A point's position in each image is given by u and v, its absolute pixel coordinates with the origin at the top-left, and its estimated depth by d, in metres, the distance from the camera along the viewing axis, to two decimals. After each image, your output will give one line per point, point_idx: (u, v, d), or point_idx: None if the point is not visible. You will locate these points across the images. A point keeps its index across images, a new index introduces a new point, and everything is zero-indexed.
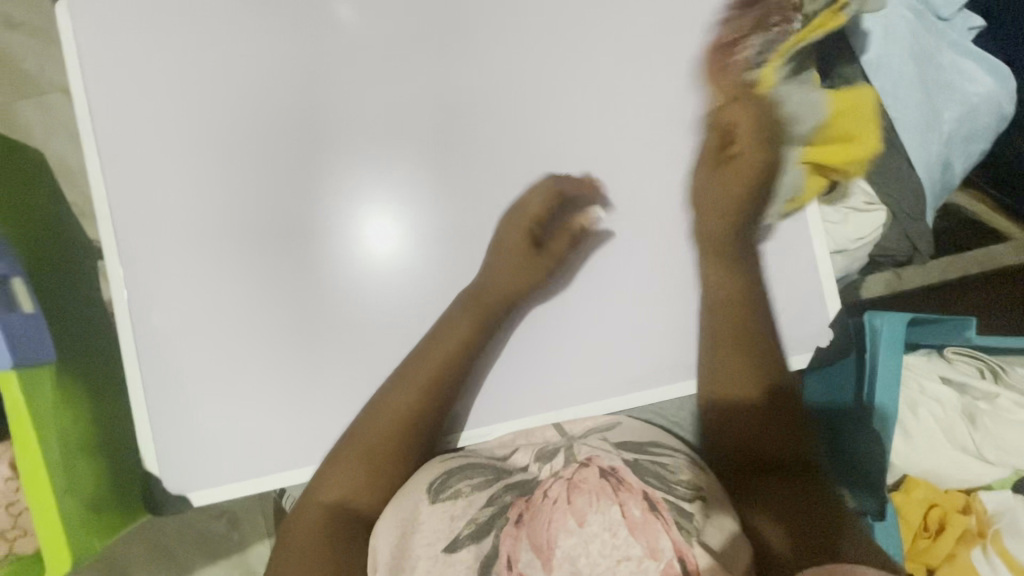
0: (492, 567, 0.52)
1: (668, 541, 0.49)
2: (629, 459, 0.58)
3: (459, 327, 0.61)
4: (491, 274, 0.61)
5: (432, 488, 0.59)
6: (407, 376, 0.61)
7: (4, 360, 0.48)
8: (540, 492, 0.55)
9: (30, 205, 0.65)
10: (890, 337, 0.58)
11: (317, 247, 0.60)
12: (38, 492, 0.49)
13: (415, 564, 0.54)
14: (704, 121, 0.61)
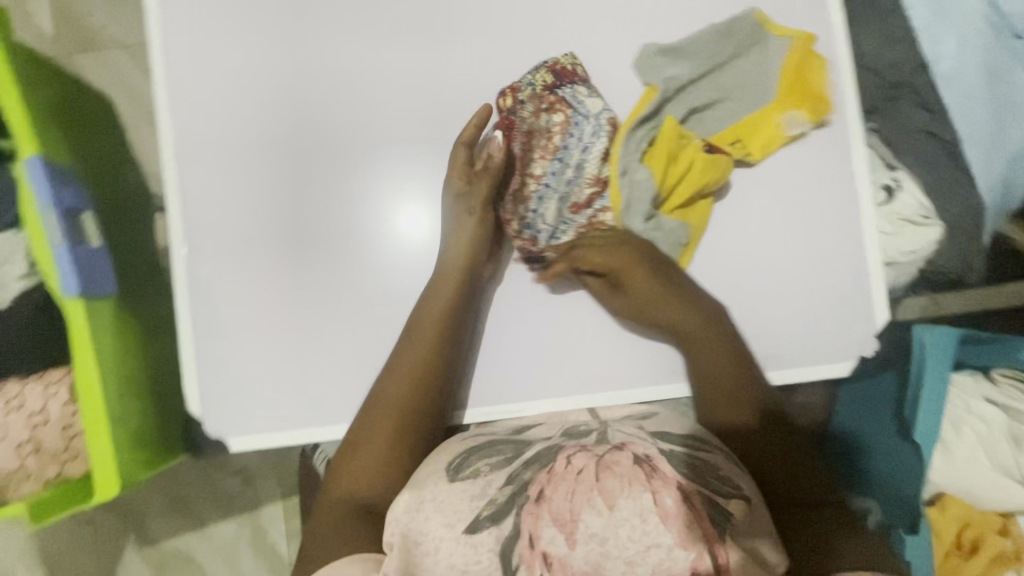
0: (513, 550, 0.45)
1: (700, 533, 0.43)
2: (666, 450, 0.50)
3: (438, 301, 0.61)
4: (458, 251, 0.61)
5: (451, 467, 0.54)
6: (399, 357, 0.61)
7: (73, 286, 0.51)
8: (563, 462, 0.49)
9: (115, 149, 0.70)
10: (937, 351, 0.58)
11: (346, 222, 0.63)
12: (92, 415, 0.51)
13: (436, 544, 0.48)
14: (759, 119, 0.62)
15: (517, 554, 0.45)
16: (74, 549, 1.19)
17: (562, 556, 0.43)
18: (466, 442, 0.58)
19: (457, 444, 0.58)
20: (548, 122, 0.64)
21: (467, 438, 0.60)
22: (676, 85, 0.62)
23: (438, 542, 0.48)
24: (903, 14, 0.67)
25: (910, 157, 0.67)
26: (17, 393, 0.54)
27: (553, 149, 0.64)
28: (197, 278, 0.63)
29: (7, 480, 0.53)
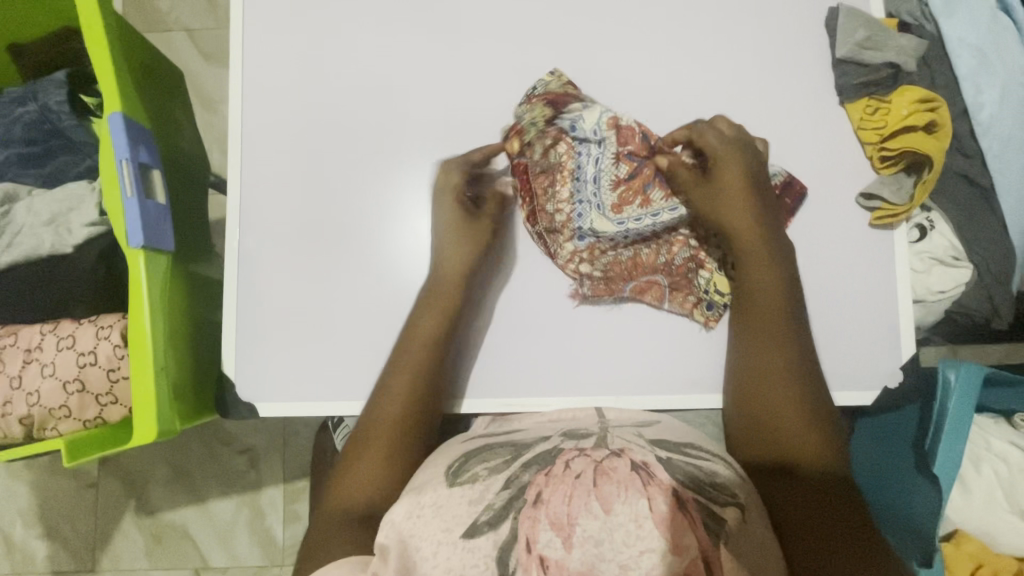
0: (509, 553, 0.44)
1: (694, 541, 0.42)
2: (663, 457, 0.49)
3: (436, 301, 0.62)
4: (452, 257, 0.63)
5: (450, 472, 0.53)
6: (399, 362, 0.61)
7: (137, 238, 0.53)
8: (561, 463, 0.47)
9: (180, 116, 0.73)
10: (963, 390, 0.58)
11: (376, 227, 0.66)
12: (140, 357, 0.53)
13: (434, 548, 0.46)
14: (802, 146, 0.64)
15: (513, 559, 0.43)
16: (74, 511, 1.19)
17: (559, 559, 0.41)
18: (463, 447, 0.57)
19: (459, 447, 0.57)
20: (556, 156, 0.64)
21: (467, 438, 0.59)
22: (843, 61, 0.64)
23: (435, 546, 0.46)
24: (949, 60, 0.69)
25: (946, 198, 0.68)
26: (71, 332, 0.56)
27: (568, 178, 0.64)
28: (248, 244, 0.65)
29: (50, 415, 0.55)
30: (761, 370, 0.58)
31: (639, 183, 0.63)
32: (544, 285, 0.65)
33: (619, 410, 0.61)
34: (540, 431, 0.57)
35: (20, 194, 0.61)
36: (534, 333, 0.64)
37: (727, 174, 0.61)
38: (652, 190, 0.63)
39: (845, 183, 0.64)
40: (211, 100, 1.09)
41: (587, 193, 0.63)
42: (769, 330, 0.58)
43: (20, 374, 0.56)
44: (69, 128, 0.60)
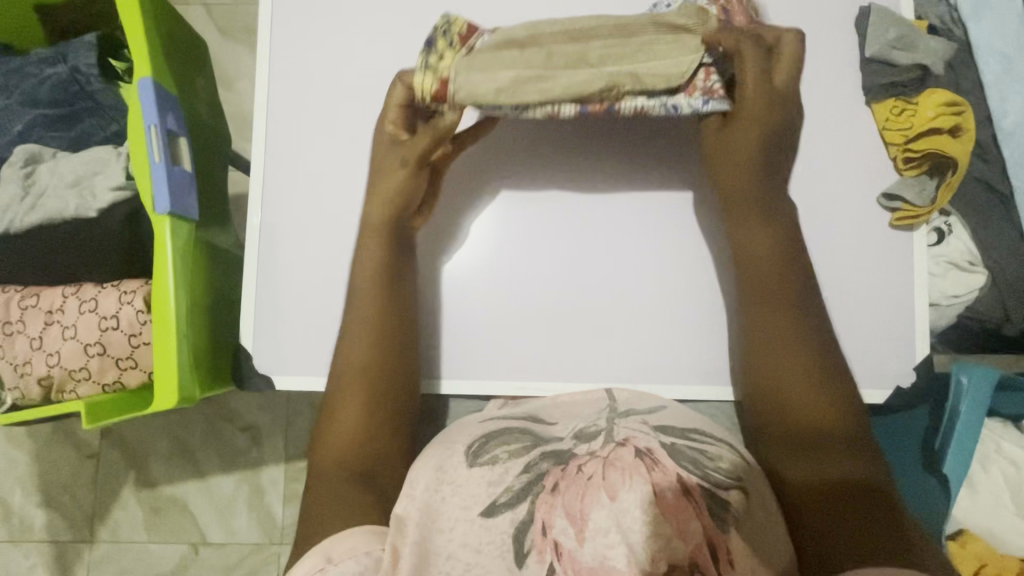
0: (526, 533, 0.45)
1: (699, 526, 0.42)
2: (668, 444, 0.50)
3: (370, 244, 0.61)
4: (376, 197, 0.61)
5: (470, 452, 0.52)
6: (346, 327, 0.60)
7: (164, 203, 0.53)
8: (575, 466, 0.47)
9: (203, 87, 0.73)
10: (975, 393, 0.58)
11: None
12: (161, 322, 0.53)
13: (451, 524, 0.48)
14: (826, 143, 0.65)
15: (529, 539, 0.44)
16: (73, 481, 1.19)
17: (572, 550, 0.42)
18: (485, 426, 0.57)
19: (476, 427, 0.57)
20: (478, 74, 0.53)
21: (486, 420, 0.59)
22: (871, 59, 0.64)
23: (453, 521, 0.48)
24: (975, 65, 0.69)
25: (965, 203, 0.69)
26: (93, 296, 0.55)
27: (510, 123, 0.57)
28: (270, 218, 0.65)
29: (70, 377, 0.55)
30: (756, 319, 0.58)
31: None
32: (573, 201, 0.64)
33: (636, 394, 0.61)
34: (565, 426, 0.56)
35: (43, 155, 0.60)
36: (503, 296, 0.64)
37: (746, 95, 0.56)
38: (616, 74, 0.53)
39: (869, 182, 0.64)
40: (228, 77, 1.09)
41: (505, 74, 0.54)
42: (758, 254, 0.58)
43: (41, 335, 0.56)
44: (96, 91, 0.60)
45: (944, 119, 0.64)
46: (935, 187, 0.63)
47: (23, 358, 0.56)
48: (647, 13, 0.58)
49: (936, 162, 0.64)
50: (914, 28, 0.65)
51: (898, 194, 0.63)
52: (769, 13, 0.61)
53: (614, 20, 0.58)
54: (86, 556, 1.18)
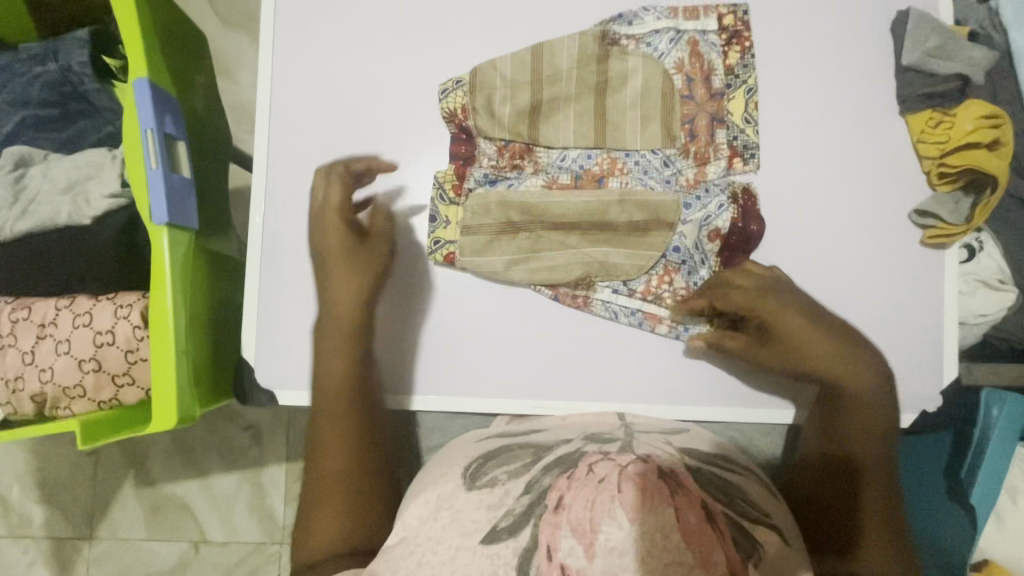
0: (530, 562, 0.42)
1: (723, 557, 0.40)
2: (692, 466, 0.48)
3: (332, 333, 0.59)
4: (346, 289, 0.59)
5: (467, 475, 0.51)
6: (315, 422, 0.57)
7: (161, 214, 0.51)
8: (585, 467, 0.46)
9: (204, 86, 0.69)
10: (1006, 428, 0.58)
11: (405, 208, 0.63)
12: (158, 337, 0.50)
13: (453, 553, 0.44)
14: (856, 155, 0.62)
15: (534, 568, 0.41)
16: (72, 478, 1.18)
17: (581, 568, 0.40)
18: (481, 447, 0.55)
19: (474, 448, 0.55)
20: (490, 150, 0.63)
21: (484, 437, 0.57)
22: (907, 66, 0.61)
23: (453, 550, 0.44)
24: (1015, 74, 0.66)
25: (998, 219, 0.66)
26: (87, 309, 0.53)
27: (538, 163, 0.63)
28: (272, 226, 0.62)
29: (64, 394, 0.53)
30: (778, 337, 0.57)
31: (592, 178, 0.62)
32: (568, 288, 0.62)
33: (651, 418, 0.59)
34: (561, 432, 0.55)
35: (34, 158, 0.58)
36: (505, 320, 0.61)
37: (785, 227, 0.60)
38: (609, 175, 0.62)
39: (899, 198, 0.61)
40: (229, 68, 1.05)
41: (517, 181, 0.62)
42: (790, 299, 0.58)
43: (33, 349, 0.53)
44: (90, 91, 0.57)
45: (989, 126, 0.59)
46: (971, 205, 0.60)
47: (14, 373, 0.53)
48: (630, 43, 0.62)
49: (976, 174, 0.60)
50: (954, 35, 0.62)
51: (933, 213, 0.60)
52: (747, 39, 0.62)
53: (596, 57, 0.62)
54: (86, 553, 1.17)
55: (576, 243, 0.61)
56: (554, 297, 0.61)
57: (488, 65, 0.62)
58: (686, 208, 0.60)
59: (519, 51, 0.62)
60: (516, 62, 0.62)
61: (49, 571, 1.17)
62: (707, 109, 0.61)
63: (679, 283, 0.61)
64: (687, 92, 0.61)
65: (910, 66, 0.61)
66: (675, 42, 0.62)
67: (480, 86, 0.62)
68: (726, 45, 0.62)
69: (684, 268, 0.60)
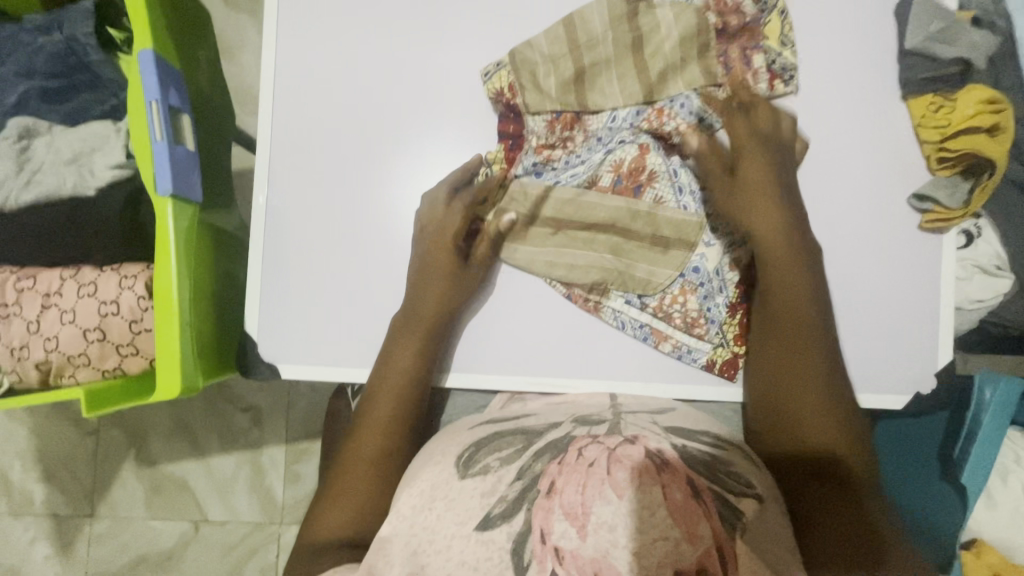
0: (524, 545, 0.43)
1: (709, 530, 0.42)
2: (678, 445, 0.48)
3: (412, 334, 0.59)
4: (432, 289, 0.59)
5: (461, 463, 0.50)
6: (359, 413, 0.60)
7: (166, 185, 0.51)
8: (574, 452, 0.46)
9: (208, 61, 0.69)
10: (999, 408, 0.56)
11: (403, 184, 0.63)
12: (163, 309, 0.51)
13: (450, 541, 0.45)
14: (857, 138, 0.62)
15: (529, 550, 0.43)
16: (74, 456, 1.19)
17: (574, 549, 0.42)
18: (473, 433, 0.55)
19: (466, 435, 0.55)
20: (540, 125, 0.63)
21: (475, 425, 0.57)
22: (913, 47, 0.61)
23: (449, 539, 0.45)
24: (1018, 61, 0.66)
25: (996, 206, 0.66)
26: (93, 280, 0.53)
27: (590, 134, 0.64)
28: (276, 200, 0.63)
29: (68, 361, 0.53)
30: (788, 316, 0.56)
31: (630, 183, 0.61)
32: (568, 265, 0.61)
33: (642, 399, 0.59)
34: (551, 416, 0.56)
35: (40, 129, 0.58)
36: (529, 319, 0.62)
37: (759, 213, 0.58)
38: (647, 185, 0.61)
39: (898, 182, 0.62)
40: (230, 49, 1.05)
41: (563, 171, 0.63)
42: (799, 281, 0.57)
43: (38, 318, 0.54)
44: (95, 63, 0.57)
45: (981, 112, 0.60)
46: (970, 189, 0.60)
47: (19, 341, 0.54)
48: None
49: (971, 159, 0.61)
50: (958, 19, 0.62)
51: (933, 198, 0.60)
52: None
53: (625, 15, 0.61)
54: (86, 530, 1.19)
55: (601, 247, 0.61)
56: (567, 296, 0.62)
57: (524, 44, 0.62)
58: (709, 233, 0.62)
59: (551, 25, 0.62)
60: (551, 38, 0.62)
61: (50, 548, 1.19)
62: (738, 41, 0.62)
63: (692, 305, 0.61)
64: (721, 25, 0.61)
65: (915, 47, 0.61)
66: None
67: (522, 65, 0.62)
68: None
69: (702, 290, 0.61)
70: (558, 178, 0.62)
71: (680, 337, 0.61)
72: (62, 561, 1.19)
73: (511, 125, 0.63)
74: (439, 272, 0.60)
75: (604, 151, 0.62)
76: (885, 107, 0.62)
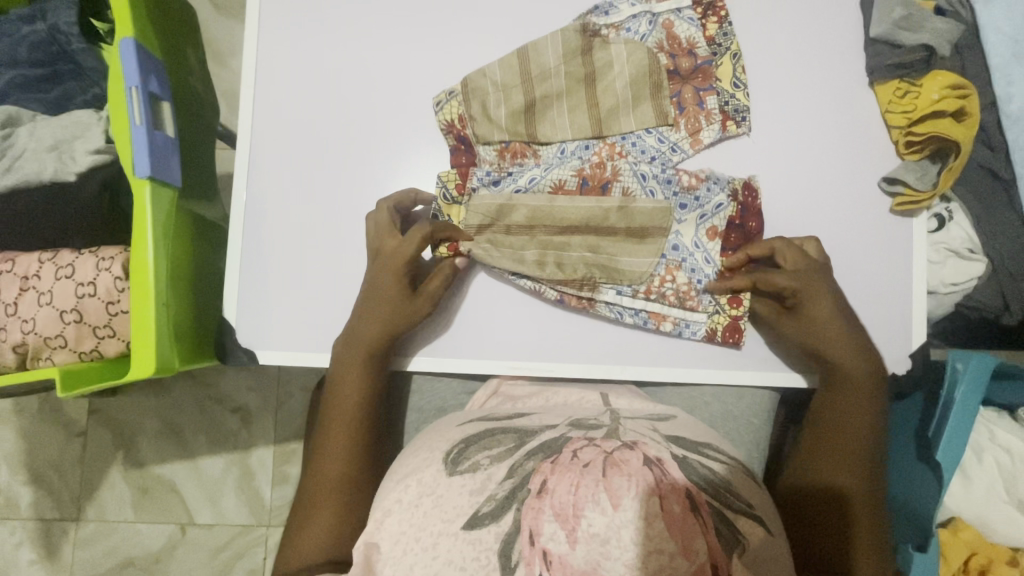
0: (512, 546, 0.43)
1: (705, 545, 0.43)
2: (678, 456, 0.48)
3: (352, 354, 0.60)
4: (375, 305, 0.60)
5: (450, 460, 0.50)
6: (323, 427, 0.61)
7: (144, 168, 0.52)
8: (568, 453, 0.47)
9: (194, 57, 0.71)
10: (971, 379, 0.56)
11: (382, 170, 0.64)
12: (139, 294, 0.51)
13: (434, 540, 0.45)
14: (826, 123, 0.63)
15: (517, 552, 0.43)
16: (61, 461, 1.18)
17: (563, 555, 0.42)
18: (463, 431, 0.55)
19: (455, 432, 0.55)
20: (488, 155, 0.64)
21: (465, 421, 0.57)
22: (880, 29, 0.62)
23: (435, 537, 0.45)
24: (981, 49, 0.67)
25: (966, 191, 0.67)
26: (70, 261, 0.54)
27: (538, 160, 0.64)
28: (256, 187, 0.64)
29: (46, 344, 0.54)
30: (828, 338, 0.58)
31: (596, 183, 0.61)
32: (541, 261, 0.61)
33: (635, 398, 0.60)
34: (545, 417, 0.56)
35: (22, 118, 0.59)
36: (505, 311, 0.63)
37: (818, 310, 0.58)
38: (614, 180, 0.61)
39: (869, 168, 0.63)
40: (220, 53, 1.07)
41: (520, 175, 0.62)
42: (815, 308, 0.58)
43: (16, 301, 0.54)
44: (77, 52, 0.58)
45: (944, 97, 0.61)
46: (937, 172, 0.61)
47: None
48: (610, 32, 0.63)
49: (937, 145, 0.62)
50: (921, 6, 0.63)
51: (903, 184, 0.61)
52: (723, 9, 0.63)
53: (580, 50, 0.63)
54: (73, 534, 1.17)
55: (577, 249, 0.61)
56: (558, 300, 0.62)
57: (478, 74, 0.63)
58: (680, 209, 0.61)
59: (506, 55, 0.63)
60: (504, 66, 0.63)
61: (36, 553, 1.17)
62: (691, 82, 0.62)
63: (681, 279, 0.61)
64: (673, 67, 0.62)
65: (877, 32, 0.62)
66: (653, 24, 0.63)
67: (474, 93, 0.63)
68: (704, 17, 0.63)
69: (686, 266, 0.61)
70: (517, 188, 0.61)
71: (677, 314, 0.61)
72: (48, 565, 1.17)
73: (460, 145, 0.64)
74: (388, 282, 0.60)
75: (561, 168, 0.62)
76: (852, 96, 0.64)
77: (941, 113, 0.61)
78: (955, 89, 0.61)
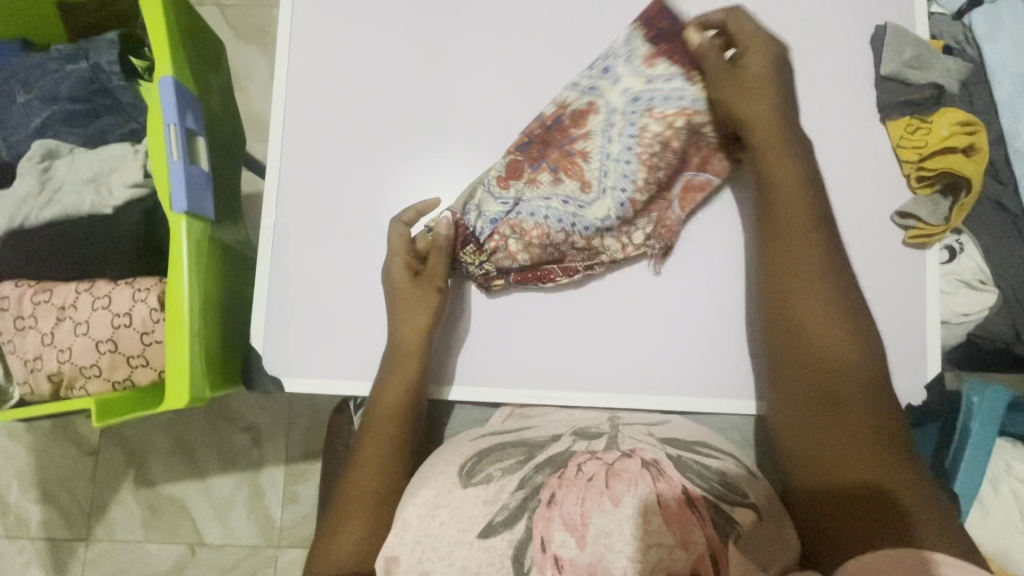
0: (525, 552, 0.44)
1: (702, 536, 0.43)
2: (673, 455, 0.50)
3: (397, 373, 0.60)
4: (410, 323, 0.61)
5: (463, 472, 0.51)
6: (359, 445, 0.60)
7: (181, 203, 0.53)
8: (574, 467, 0.49)
9: (222, 88, 0.73)
10: (987, 413, 0.57)
11: (403, 198, 0.66)
12: (174, 327, 0.53)
13: (450, 548, 0.46)
14: (840, 155, 0.65)
15: (528, 558, 0.44)
16: (71, 477, 1.19)
17: (573, 558, 0.43)
18: (475, 445, 0.55)
19: (469, 446, 0.56)
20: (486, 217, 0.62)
21: (477, 437, 0.57)
22: (891, 68, 0.64)
23: (451, 546, 0.46)
24: (988, 86, 0.70)
25: (976, 223, 0.69)
26: (107, 293, 0.55)
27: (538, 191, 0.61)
28: (283, 218, 0.65)
29: (81, 373, 0.55)
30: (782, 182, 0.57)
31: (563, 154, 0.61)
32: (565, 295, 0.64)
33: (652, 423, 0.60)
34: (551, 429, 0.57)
35: (61, 151, 0.61)
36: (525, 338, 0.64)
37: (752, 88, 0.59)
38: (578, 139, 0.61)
39: (883, 198, 0.64)
40: (240, 78, 1.09)
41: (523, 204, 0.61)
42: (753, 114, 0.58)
43: (52, 331, 0.56)
44: (117, 88, 0.61)
45: (955, 132, 0.63)
46: (950, 207, 0.63)
47: (33, 353, 0.56)
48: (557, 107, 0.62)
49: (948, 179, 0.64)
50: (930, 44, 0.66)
51: (920, 218, 0.63)
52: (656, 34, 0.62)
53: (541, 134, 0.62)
54: (81, 553, 1.17)
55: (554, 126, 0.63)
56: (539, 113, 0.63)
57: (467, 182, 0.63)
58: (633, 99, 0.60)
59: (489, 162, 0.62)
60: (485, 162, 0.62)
61: (43, 571, 1.17)
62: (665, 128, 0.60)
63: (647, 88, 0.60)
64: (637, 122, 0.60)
65: (890, 69, 0.64)
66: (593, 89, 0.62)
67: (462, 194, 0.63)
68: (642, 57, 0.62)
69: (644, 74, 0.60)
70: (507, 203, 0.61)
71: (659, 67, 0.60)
72: None
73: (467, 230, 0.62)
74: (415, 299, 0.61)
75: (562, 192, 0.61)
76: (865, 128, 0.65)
77: (951, 149, 0.63)
78: (963, 126, 0.64)
